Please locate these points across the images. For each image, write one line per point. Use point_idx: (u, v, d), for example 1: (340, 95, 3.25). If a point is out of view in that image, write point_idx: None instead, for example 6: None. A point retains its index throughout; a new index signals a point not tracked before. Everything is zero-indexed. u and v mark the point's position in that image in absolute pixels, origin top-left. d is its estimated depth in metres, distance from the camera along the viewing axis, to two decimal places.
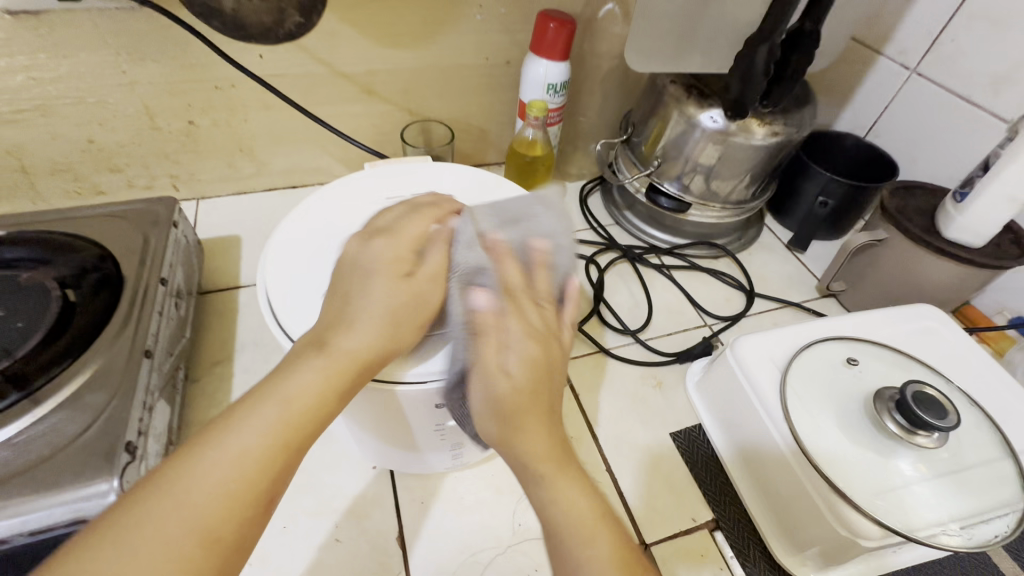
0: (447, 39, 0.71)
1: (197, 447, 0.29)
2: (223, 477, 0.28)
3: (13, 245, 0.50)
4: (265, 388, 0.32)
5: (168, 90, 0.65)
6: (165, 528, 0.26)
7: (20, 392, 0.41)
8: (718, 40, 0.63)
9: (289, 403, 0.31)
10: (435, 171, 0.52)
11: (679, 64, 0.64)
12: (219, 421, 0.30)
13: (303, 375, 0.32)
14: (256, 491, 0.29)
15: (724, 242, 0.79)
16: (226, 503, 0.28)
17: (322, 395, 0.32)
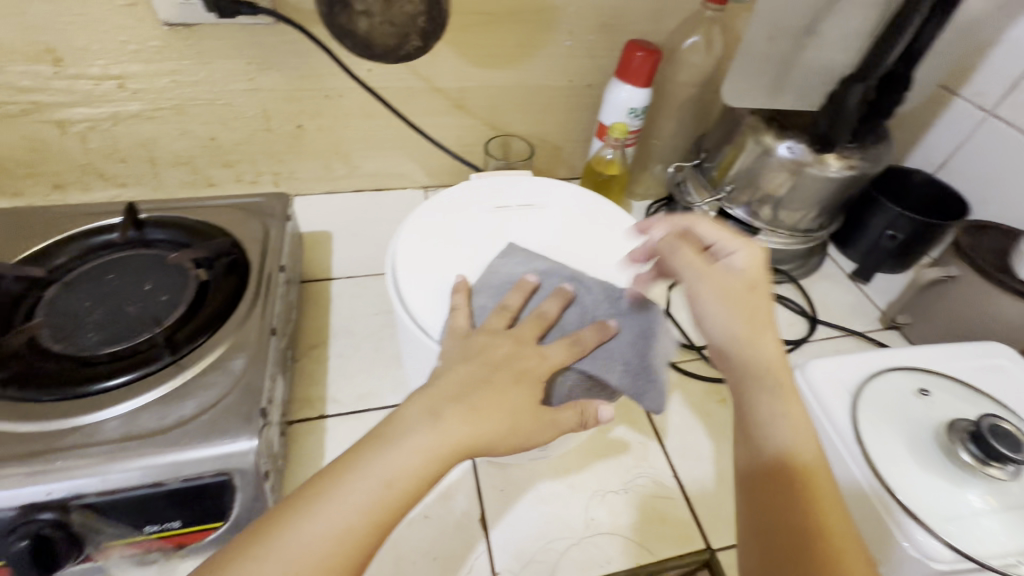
0: (536, 62, 0.76)
1: (314, 498, 0.32)
2: (327, 536, 0.31)
3: (163, 228, 0.58)
4: (377, 442, 0.35)
5: (285, 96, 0.72)
6: (307, 539, 0.31)
7: (173, 355, 0.47)
8: (810, 85, 0.68)
9: (393, 476, 0.33)
10: (538, 183, 0.57)
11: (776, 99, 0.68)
12: (336, 468, 0.34)
13: (411, 440, 0.34)
14: (374, 528, 0.32)
15: (787, 268, 0.81)
16: (330, 558, 0.31)
17: (421, 467, 0.34)
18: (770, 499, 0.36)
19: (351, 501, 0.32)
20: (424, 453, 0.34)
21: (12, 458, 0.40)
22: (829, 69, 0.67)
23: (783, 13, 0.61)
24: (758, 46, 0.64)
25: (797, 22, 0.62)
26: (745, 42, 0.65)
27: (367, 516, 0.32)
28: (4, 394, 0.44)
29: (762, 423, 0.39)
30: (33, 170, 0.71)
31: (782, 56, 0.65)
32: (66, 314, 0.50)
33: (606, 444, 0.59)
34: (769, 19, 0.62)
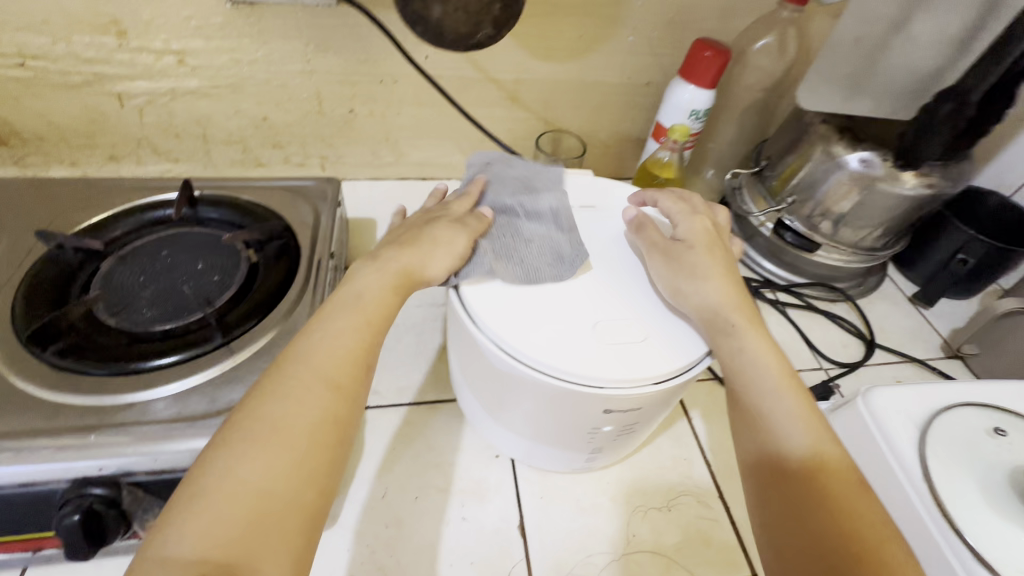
0: (596, 57, 0.73)
1: (261, 397, 0.34)
2: (294, 424, 0.32)
3: (217, 207, 0.59)
4: (295, 343, 0.37)
5: (340, 79, 0.71)
6: (264, 434, 0.32)
7: (224, 338, 0.47)
8: (894, 86, 0.62)
9: (324, 359, 0.36)
10: (598, 184, 0.55)
11: (851, 99, 0.63)
12: (274, 371, 0.35)
13: (336, 331, 0.38)
14: (335, 411, 0.34)
15: (844, 286, 0.77)
16: (297, 446, 0.32)
17: (354, 346, 0.37)
18: (792, 492, 0.36)
19: (267, 446, 0.31)
20: (349, 335, 0.38)
21: (67, 430, 0.40)
22: (914, 73, 0.60)
23: (874, 12, 0.57)
24: (843, 45, 0.59)
25: (884, 17, 0.57)
26: (829, 40, 0.60)
27: (289, 459, 0.31)
28: (60, 365, 0.44)
29: (762, 409, 0.40)
30: (90, 141, 0.72)
31: (868, 53, 0.60)
32: (121, 287, 0.50)
33: (650, 458, 0.57)
34: (861, 12, 0.57)
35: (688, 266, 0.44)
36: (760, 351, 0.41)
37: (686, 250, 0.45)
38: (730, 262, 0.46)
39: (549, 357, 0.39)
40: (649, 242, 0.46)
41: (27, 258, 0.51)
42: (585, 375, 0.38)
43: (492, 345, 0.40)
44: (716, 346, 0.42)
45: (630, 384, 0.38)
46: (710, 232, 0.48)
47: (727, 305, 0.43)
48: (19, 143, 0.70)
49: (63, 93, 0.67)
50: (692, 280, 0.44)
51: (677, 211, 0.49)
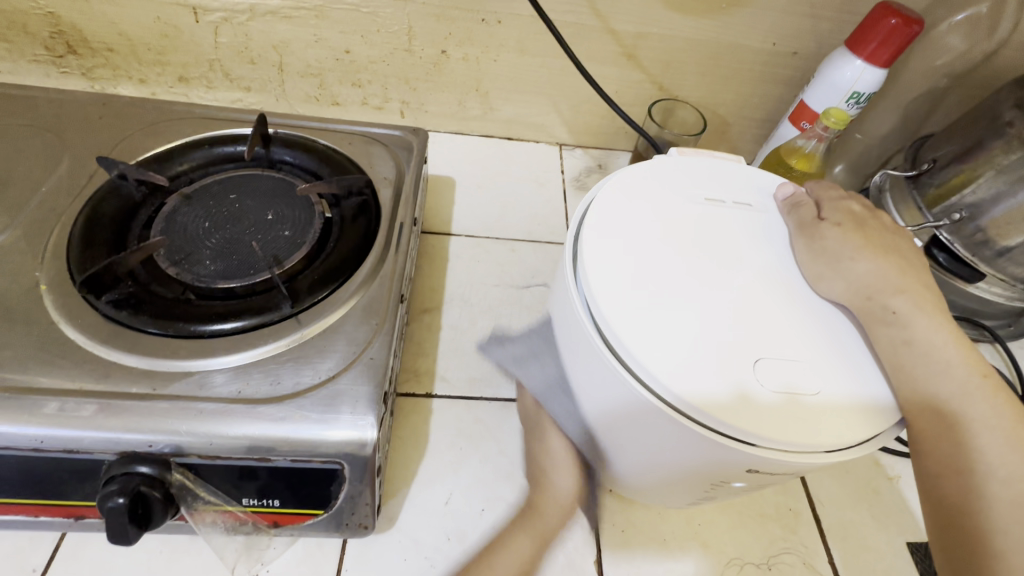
0: (741, 13, 0.60)
1: None
2: None
3: (291, 149, 0.52)
4: None
5: (437, 14, 0.61)
6: None
7: (292, 307, 0.41)
8: None
9: None
10: (750, 177, 0.45)
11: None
12: None
13: None
14: None
15: (992, 325, 0.65)
16: None
17: None
18: (940, 445, 0.33)
19: None
20: None
21: (117, 395, 0.35)
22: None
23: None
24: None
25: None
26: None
27: None
28: (115, 318, 0.39)
29: (932, 368, 0.34)
30: (161, 58, 0.66)
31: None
32: (183, 233, 0.44)
33: (749, 502, 0.49)
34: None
35: (833, 250, 0.38)
36: (933, 337, 0.35)
37: (830, 230, 0.39)
38: (890, 244, 0.40)
39: (697, 399, 0.31)
40: (798, 220, 0.40)
41: (87, 186, 0.46)
42: (741, 429, 0.30)
43: (627, 372, 0.32)
44: (871, 336, 0.35)
45: (793, 450, 0.30)
46: (859, 216, 0.42)
47: (884, 290, 0.37)
48: (88, 54, 0.65)
49: (137, 1, 0.60)
50: (841, 266, 0.37)
51: (824, 197, 0.44)
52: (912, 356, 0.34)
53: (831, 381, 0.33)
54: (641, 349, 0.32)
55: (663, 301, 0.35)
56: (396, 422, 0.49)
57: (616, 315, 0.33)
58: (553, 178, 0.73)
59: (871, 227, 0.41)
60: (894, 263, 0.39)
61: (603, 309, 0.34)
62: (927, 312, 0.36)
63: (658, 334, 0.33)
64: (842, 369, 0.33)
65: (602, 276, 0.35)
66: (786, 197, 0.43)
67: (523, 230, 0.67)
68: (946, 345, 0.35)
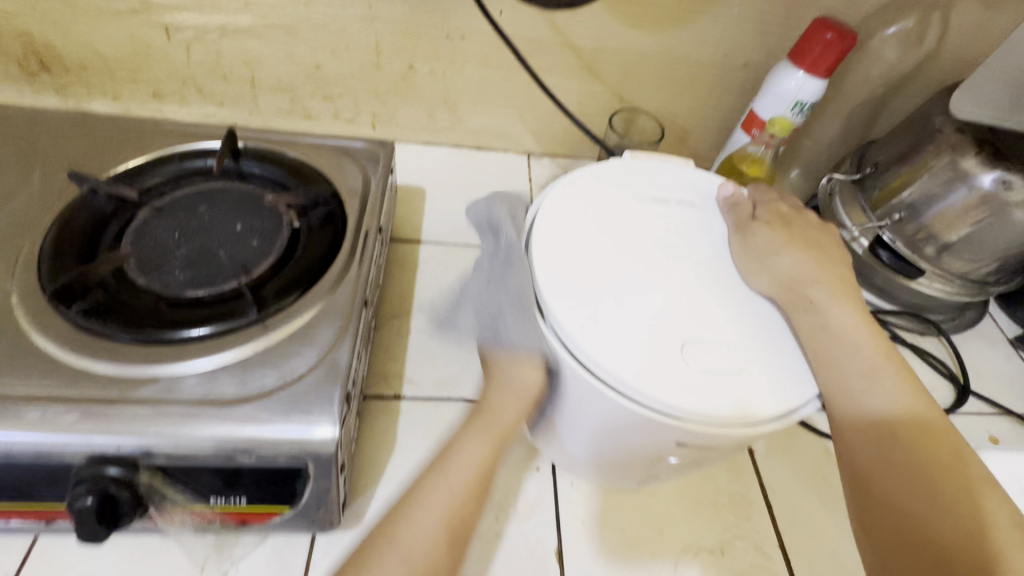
0: (691, 28, 0.64)
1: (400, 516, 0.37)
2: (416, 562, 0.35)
3: (261, 162, 0.54)
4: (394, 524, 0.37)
5: (404, 31, 0.64)
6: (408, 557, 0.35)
7: (259, 313, 0.43)
8: None
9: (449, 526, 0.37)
10: (693, 180, 0.47)
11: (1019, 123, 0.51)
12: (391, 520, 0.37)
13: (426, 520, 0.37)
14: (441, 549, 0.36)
15: (937, 318, 0.68)
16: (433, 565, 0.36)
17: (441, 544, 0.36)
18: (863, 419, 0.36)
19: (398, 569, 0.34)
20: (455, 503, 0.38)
21: (88, 400, 0.37)
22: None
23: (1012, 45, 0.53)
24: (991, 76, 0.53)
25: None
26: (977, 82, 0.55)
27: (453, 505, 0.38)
28: (86, 326, 0.40)
29: (849, 344, 0.37)
30: (135, 74, 0.67)
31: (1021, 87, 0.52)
32: (154, 243, 0.46)
33: (705, 491, 0.51)
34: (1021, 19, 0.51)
35: (763, 246, 0.41)
36: (845, 322, 0.38)
37: (759, 227, 0.42)
38: (814, 241, 0.43)
39: (635, 381, 0.33)
40: (734, 220, 0.43)
41: (60, 201, 0.47)
42: (678, 407, 0.32)
43: (572, 362, 0.34)
44: (793, 323, 0.38)
45: (725, 426, 0.32)
46: (787, 215, 0.45)
47: (803, 281, 0.39)
48: (62, 71, 0.66)
49: (109, 20, 0.62)
50: (767, 261, 0.40)
51: (758, 198, 0.47)
52: (826, 340, 0.37)
53: (755, 364, 0.35)
54: (586, 337, 0.34)
55: (605, 293, 0.37)
56: (364, 423, 0.51)
57: (561, 307, 0.35)
58: (521, 186, 0.76)
59: (795, 227, 0.44)
60: (815, 258, 0.41)
61: (550, 300, 0.36)
62: (844, 302, 0.39)
63: (600, 324, 0.35)
64: (768, 352, 0.36)
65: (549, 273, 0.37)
66: (727, 197, 0.46)
67: None
68: (858, 329, 0.38)
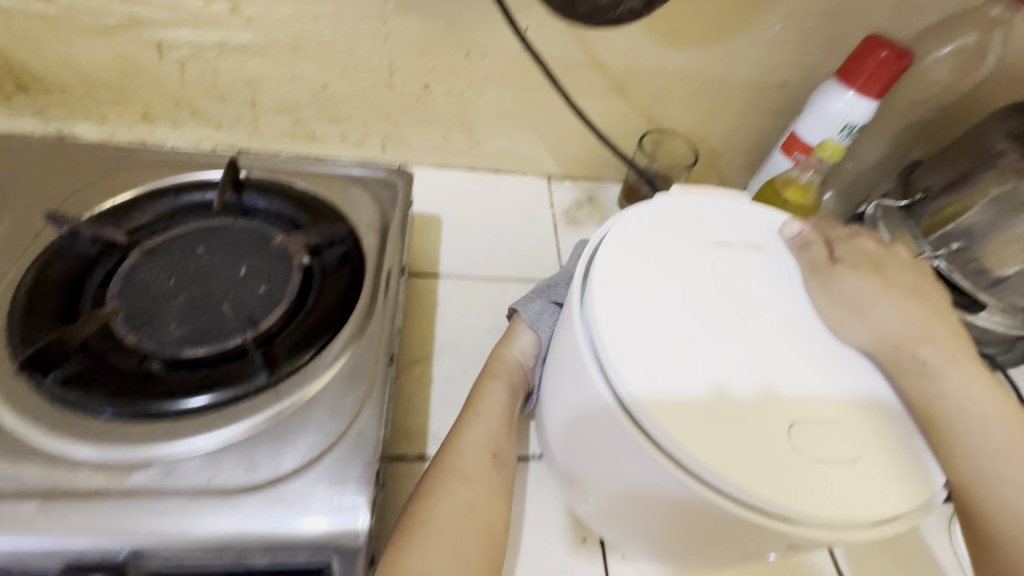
0: (729, 46, 0.59)
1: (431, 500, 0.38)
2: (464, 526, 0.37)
3: (266, 196, 0.48)
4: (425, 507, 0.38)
5: (420, 49, 0.59)
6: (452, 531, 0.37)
7: (270, 377, 0.37)
8: None
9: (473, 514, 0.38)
10: (754, 213, 0.42)
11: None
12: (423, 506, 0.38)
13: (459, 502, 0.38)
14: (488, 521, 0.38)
15: (991, 352, 0.64)
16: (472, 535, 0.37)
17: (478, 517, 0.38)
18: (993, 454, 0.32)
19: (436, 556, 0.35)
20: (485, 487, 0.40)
21: (66, 494, 0.31)
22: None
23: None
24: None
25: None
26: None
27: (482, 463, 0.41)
28: (64, 400, 0.34)
29: (958, 379, 0.33)
30: (123, 96, 0.61)
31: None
32: (146, 294, 0.40)
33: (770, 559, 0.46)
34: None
35: (854, 294, 0.36)
36: (963, 385, 0.33)
37: (846, 273, 0.37)
38: (907, 285, 0.38)
39: (723, 468, 0.28)
40: (810, 262, 0.38)
41: (36, 245, 0.41)
42: (779, 505, 0.27)
43: (650, 444, 0.29)
44: (901, 389, 0.33)
45: (837, 525, 0.27)
46: (872, 254, 0.40)
47: (911, 338, 0.35)
48: (41, 92, 0.60)
49: (93, 37, 0.56)
50: (864, 313, 0.35)
51: (834, 234, 0.42)
52: (946, 411, 0.32)
53: (863, 444, 0.30)
54: (662, 408, 0.29)
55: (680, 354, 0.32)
56: (387, 490, 0.45)
57: (631, 370, 0.30)
58: (543, 212, 0.71)
59: (884, 266, 0.39)
60: (917, 307, 0.37)
61: (621, 368, 0.30)
62: (959, 360, 0.34)
63: (680, 393, 0.30)
64: (875, 427, 0.31)
65: (613, 325, 0.32)
66: (798, 234, 0.41)
67: (514, 269, 0.64)
68: (981, 395, 0.33)
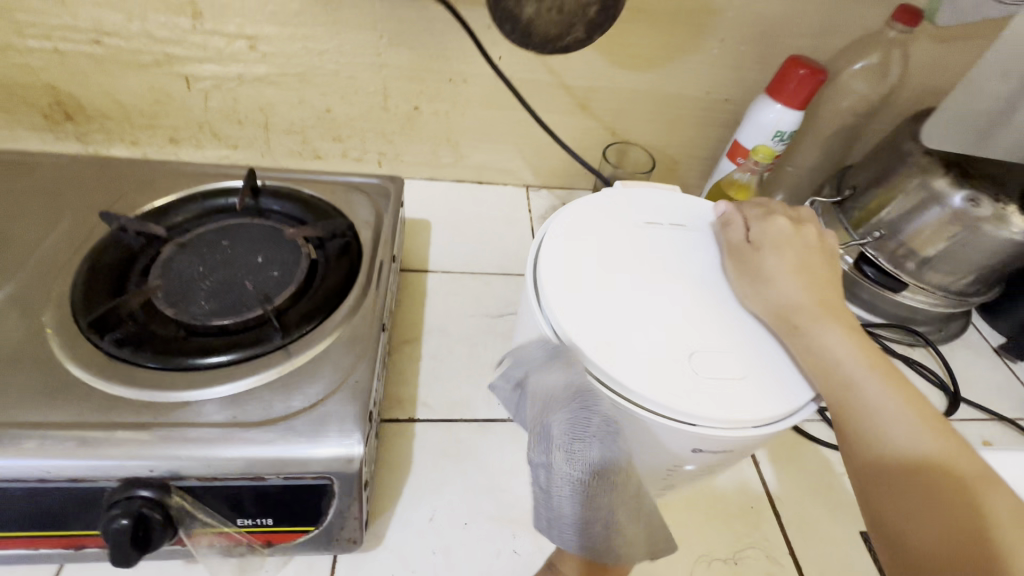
0: (676, 68, 0.69)
1: None
2: None
3: (278, 199, 0.57)
4: None
5: (410, 76, 0.69)
6: None
7: (283, 339, 0.45)
8: None
9: None
10: (684, 201, 0.51)
11: (978, 153, 0.60)
12: None
13: None
14: None
15: (924, 330, 0.71)
16: None
17: None
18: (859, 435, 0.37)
19: None
20: None
21: (121, 426, 0.38)
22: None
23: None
24: (987, 78, 0.58)
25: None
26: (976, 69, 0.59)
27: None
28: (117, 356, 0.42)
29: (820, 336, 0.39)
30: (154, 122, 0.71)
31: (1009, 99, 0.57)
32: (180, 277, 0.48)
33: (715, 501, 0.53)
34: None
35: (756, 267, 0.43)
36: (832, 337, 0.39)
37: (755, 251, 0.44)
38: (804, 261, 0.44)
39: (632, 381, 0.36)
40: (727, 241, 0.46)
41: (90, 239, 0.50)
42: (678, 409, 0.35)
43: (583, 367, 0.37)
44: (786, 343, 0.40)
45: (727, 426, 0.35)
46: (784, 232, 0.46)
47: (797, 305, 0.41)
48: (84, 120, 0.70)
49: (133, 72, 0.66)
50: (761, 281, 0.42)
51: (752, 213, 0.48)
52: (811, 359, 0.39)
53: (754, 370, 0.38)
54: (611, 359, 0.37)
55: (620, 315, 0.40)
56: (381, 446, 0.52)
57: (567, 314, 0.39)
58: (522, 217, 0.80)
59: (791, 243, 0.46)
60: (807, 279, 0.43)
61: (562, 314, 0.39)
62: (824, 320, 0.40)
63: (623, 345, 0.38)
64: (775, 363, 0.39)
65: (556, 282, 0.41)
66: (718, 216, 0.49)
67: (495, 265, 0.72)
68: (846, 346, 0.39)
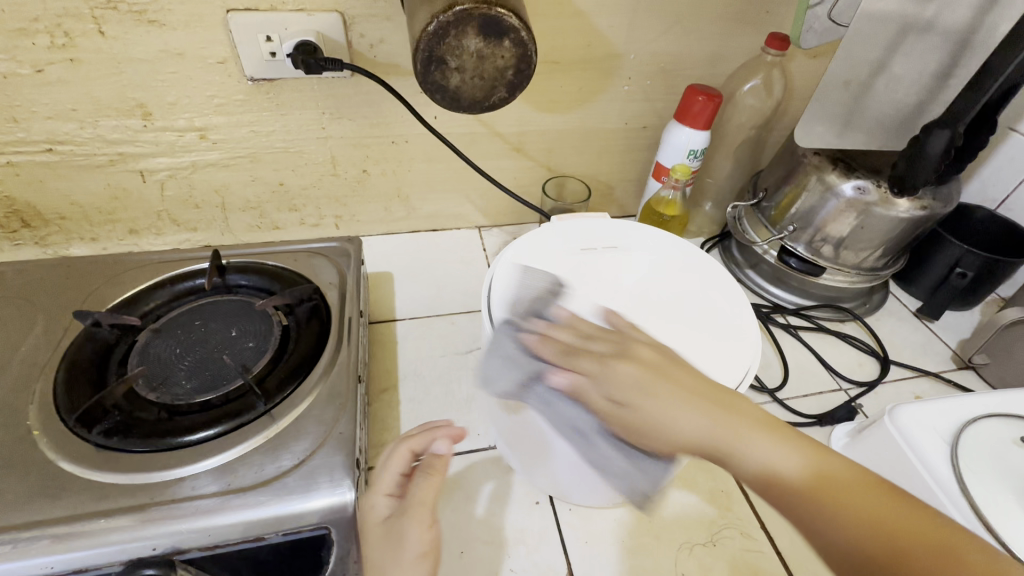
0: (594, 106, 0.77)
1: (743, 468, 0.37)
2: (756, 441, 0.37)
3: (245, 273, 0.61)
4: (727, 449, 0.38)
5: (356, 143, 0.74)
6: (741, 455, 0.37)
7: (267, 404, 0.48)
8: None
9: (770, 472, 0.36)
10: (614, 224, 0.58)
11: (842, 142, 0.66)
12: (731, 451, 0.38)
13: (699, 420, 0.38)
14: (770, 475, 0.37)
15: (850, 305, 0.80)
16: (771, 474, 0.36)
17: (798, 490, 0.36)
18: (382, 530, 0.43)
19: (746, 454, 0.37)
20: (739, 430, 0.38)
21: (118, 511, 0.40)
22: (902, 107, 0.63)
23: (870, 31, 0.58)
24: (835, 85, 0.62)
25: (884, 40, 0.58)
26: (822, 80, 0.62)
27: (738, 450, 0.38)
28: (107, 446, 0.44)
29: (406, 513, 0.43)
30: (112, 217, 0.74)
31: (855, 96, 0.63)
32: (159, 360, 0.51)
33: (686, 490, 0.58)
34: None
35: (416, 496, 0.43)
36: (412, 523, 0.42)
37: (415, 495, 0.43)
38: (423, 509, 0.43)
39: (580, 391, 0.41)
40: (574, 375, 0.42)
41: (64, 338, 0.52)
42: (623, 408, 0.40)
43: (535, 384, 0.42)
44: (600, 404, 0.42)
45: None
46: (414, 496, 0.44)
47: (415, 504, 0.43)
48: (42, 225, 0.72)
49: (88, 174, 0.69)
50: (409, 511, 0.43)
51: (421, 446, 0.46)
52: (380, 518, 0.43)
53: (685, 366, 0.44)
54: None
55: None
56: None
57: (518, 340, 0.44)
58: (476, 256, 0.85)
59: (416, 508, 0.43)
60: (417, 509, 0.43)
61: (512, 340, 0.44)
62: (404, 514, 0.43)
63: None
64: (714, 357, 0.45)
65: (506, 314, 0.46)
66: (645, 235, 0.56)
67: (459, 304, 0.77)
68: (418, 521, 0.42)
